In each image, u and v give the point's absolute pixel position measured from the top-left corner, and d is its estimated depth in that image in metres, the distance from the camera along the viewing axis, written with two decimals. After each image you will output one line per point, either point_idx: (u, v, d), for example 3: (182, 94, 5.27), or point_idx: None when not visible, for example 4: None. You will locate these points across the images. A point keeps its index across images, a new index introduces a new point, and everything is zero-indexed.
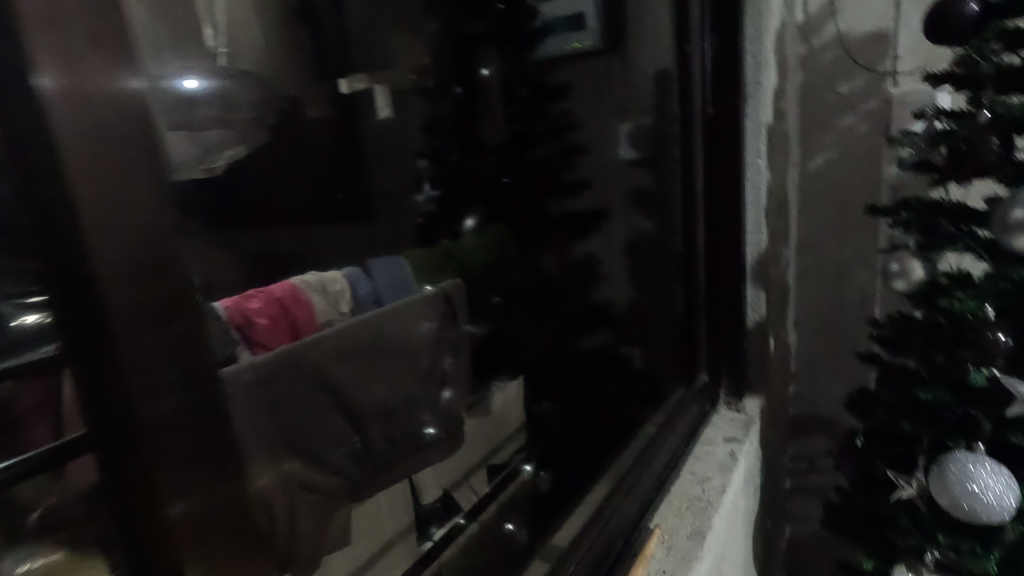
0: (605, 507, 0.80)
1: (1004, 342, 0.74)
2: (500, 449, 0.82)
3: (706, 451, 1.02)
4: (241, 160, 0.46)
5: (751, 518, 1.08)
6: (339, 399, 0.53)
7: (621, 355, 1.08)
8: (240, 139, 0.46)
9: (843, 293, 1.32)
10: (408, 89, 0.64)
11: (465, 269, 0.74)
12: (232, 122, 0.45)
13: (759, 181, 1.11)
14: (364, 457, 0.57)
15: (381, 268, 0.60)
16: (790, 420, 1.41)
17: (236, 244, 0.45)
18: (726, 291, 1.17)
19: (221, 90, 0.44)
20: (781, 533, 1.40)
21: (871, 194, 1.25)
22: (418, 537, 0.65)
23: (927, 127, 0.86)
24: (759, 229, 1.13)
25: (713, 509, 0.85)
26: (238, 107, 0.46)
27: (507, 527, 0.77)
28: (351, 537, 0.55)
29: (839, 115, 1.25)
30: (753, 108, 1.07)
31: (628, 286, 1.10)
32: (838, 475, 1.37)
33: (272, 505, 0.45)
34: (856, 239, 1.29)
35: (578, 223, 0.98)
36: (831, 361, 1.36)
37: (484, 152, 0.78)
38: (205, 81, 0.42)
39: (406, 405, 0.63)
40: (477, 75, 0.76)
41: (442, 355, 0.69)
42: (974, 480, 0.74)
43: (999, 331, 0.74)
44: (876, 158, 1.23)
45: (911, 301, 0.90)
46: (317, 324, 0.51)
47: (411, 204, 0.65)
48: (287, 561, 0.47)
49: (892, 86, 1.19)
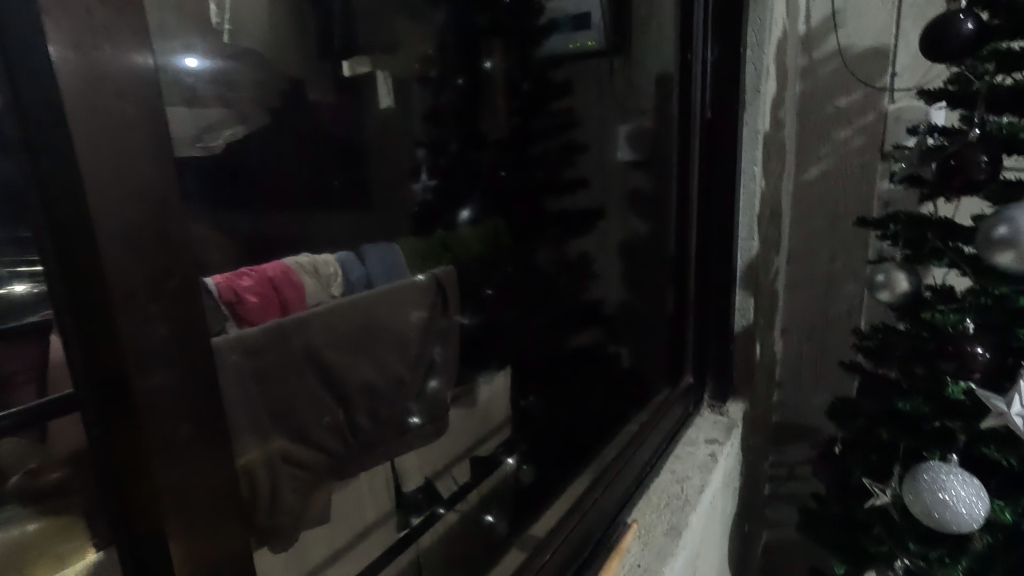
0: (585, 498, 0.85)
1: (982, 355, 0.74)
2: (484, 441, 0.82)
3: (687, 450, 1.05)
4: (239, 140, 0.46)
5: (729, 520, 1.10)
6: (326, 381, 0.53)
7: (609, 354, 1.09)
8: (239, 118, 0.46)
9: (832, 304, 1.34)
10: (411, 76, 0.64)
11: (459, 259, 0.74)
12: (231, 102, 0.46)
13: (752, 188, 1.12)
14: (348, 440, 0.57)
15: (375, 254, 0.60)
16: (773, 427, 1.43)
17: (230, 222, 0.45)
18: (716, 296, 1.19)
19: (219, 68, 0.45)
20: (758, 537, 1.42)
21: (863, 207, 1.27)
22: (397, 523, 0.66)
23: (920, 143, 0.87)
24: (751, 235, 1.15)
25: (690, 507, 0.88)
26: (237, 87, 0.46)
27: (487, 518, 0.79)
28: (331, 518, 0.56)
29: (837, 128, 1.27)
30: (751, 116, 1.09)
31: (621, 286, 1.11)
32: (817, 483, 1.38)
33: (256, 481, 0.46)
34: (847, 252, 1.30)
35: (575, 221, 0.98)
36: (816, 370, 1.38)
37: (484, 144, 0.78)
38: (207, 61, 0.43)
39: (393, 392, 0.64)
40: (480, 67, 0.76)
41: (431, 344, 0.69)
42: (944, 488, 0.76)
43: (978, 344, 0.75)
44: (870, 172, 1.25)
45: (896, 314, 0.91)
46: (307, 305, 0.51)
47: (408, 191, 0.65)
48: (270, 534, 0.48)
49: (889, 101, 1.20)
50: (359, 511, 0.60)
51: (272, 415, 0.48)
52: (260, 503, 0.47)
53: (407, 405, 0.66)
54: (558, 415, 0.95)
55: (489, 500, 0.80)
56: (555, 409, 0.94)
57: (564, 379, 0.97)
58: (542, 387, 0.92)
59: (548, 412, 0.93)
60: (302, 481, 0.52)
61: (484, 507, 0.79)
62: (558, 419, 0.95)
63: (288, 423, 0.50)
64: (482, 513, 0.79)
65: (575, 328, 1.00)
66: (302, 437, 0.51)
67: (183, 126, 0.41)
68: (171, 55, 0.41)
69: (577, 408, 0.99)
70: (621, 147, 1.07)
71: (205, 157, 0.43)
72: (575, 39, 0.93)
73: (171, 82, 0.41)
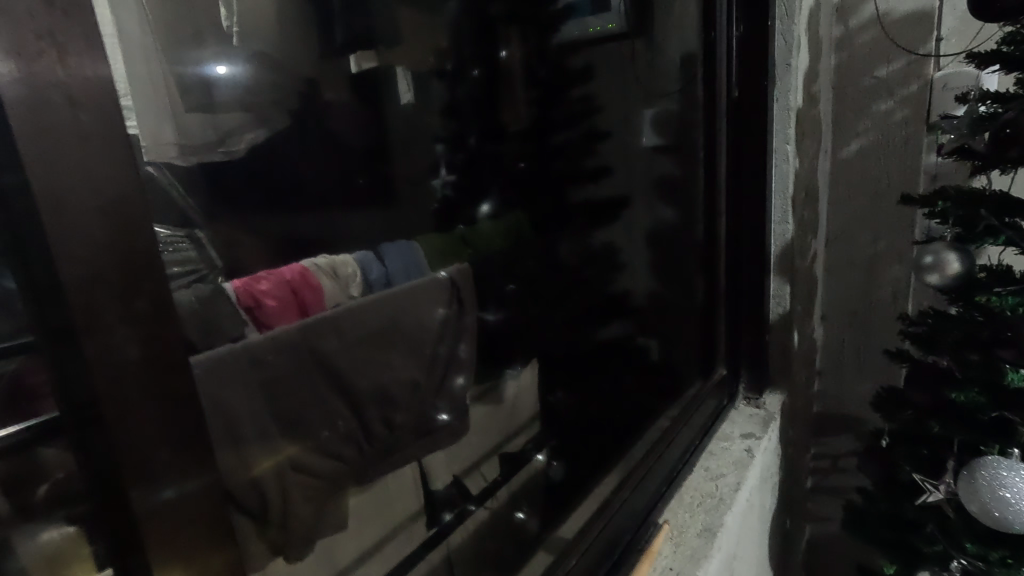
0: (617, 496, 0.84)
1: None
2: (513, 438, 0.81)
3: (721, 446, 1.02)
4: (262, 142, 0.47)
5: (769, 516, 1.07)
6: (344, 382, 0.53)
7: (639, 346, 1.06)
8: (260, 122, 0.47)
9: (874, 287, 1.27)
10: (426, 71, 0.63)
11: (481, 255, 0.73)
12: (252, 105, 0.46)
13: (786, 169, 1.07)
14: (368, 442, 0.57)
15: (394, 254, 0.59)
16: (812, 418, 1.38)
17: (256, 228, 0.46)
18: (749, 283, 1.15)
19: (233, 74, 0.45)
20: (800, 531, 1.37)
21: (907, 183, 1.20)
22: (427, 522, 0.66)
23: (971, 111, 0.81)
24: (784, 219, 1.10)
25: (725, 506, 0.85)
26: (257, 90, 0.46)
27: (518, 516, 0.78)
28: (358, 520, 0.56)
29: (876, 100, 1.20)
30: (781, 92, 1.04)
31: (649, 276, 1.08)
32: (862, 475, 1.32)
33: (269, 485, 0.47)
34: (891, 231, 1.23)
35: (600, 210, 0.96)
36: (859, 357, 1.32)
37: (503, 135, 0.77)
38: (224, 68, 0.44)
39: (417, 391, 0.63)
40: (497, 57, 0.74)
41: (455, 342, 0.69)
42: (1007, 487, 0.71)
43: None
44: (915, 145, 1.18)
45: (947, 297, 0.85)
46: (326, 307, 0.51)
47: (428, 187, 0.64)
48: (285, 536, 0.48)
49: (935, 69, 1.13)
50: (389, 511, 0.60)
51: (286, 418, 0.48)
52: (274, 509, 0.47)
53: (432, 405, 0.66)
54: (587, 410, 0.93)
55: (519, 498, 0.80)
56: (583, 404, 0.93)
57: (593, 373, 0.95)
58: (570, 382, 0.90)
59: (577, 408, 0.91)
60: (320, 485, 0.52)
61: (514, 504, 0.78)
62: (588, 414, 0.93)
63: (306, 426, 0.50)
64: (513, 511, 0.78)
65: (603, 321, 0.97)
66: (321, 439, 0.52)
67: (202, 132, 0.42)
68: (189, 65, 0.42)
69: (608, 402, 0.97)
70: (647, 132, 1.04)
71: (228, 161, 0.44)
72: (595, 22, 0.90)
73: (190, 89, 0.42)
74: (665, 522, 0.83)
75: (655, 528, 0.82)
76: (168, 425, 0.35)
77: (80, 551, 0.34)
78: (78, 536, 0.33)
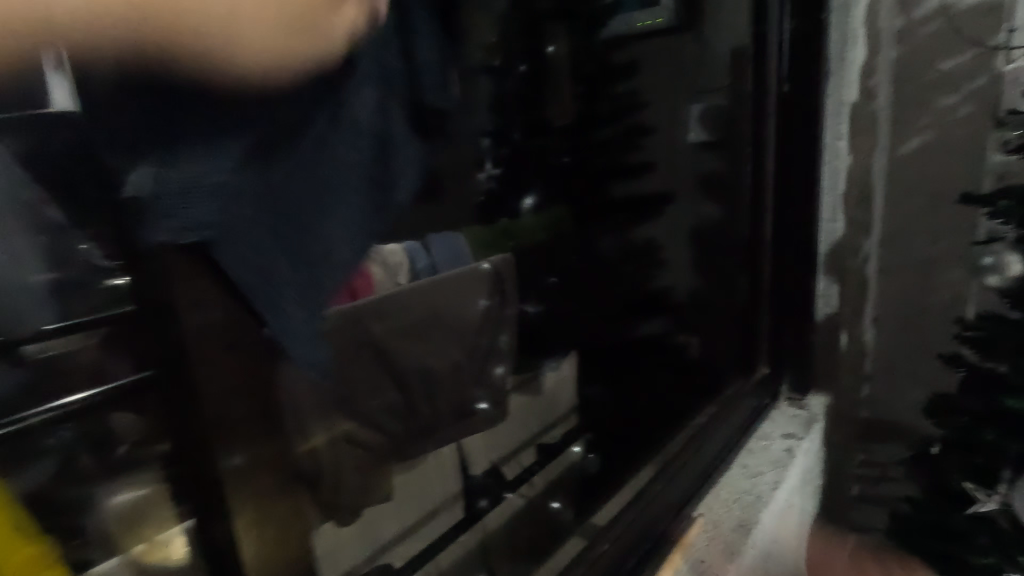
0: (649, 489, 0.83)
1: None
2: (550, 428, 0.83)
3: (762, 444, 1.00)
4: None
5: (807, 521, 1.04)
6: (386, 363, 0.56)
7: (679, 344, 1.05)
8: None
9: (931, 290, 1.22)
10: (477, 67, 0.64)
11: (523, 248, 0.75)
12: None
13: (838, 164, 1.10)
14: (406, 424, 0.59)
15: (441, 243, 0.61)
16: (860, 424, 1.33)
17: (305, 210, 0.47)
18: (794, 282, 1.14)
19: None
20: (844, 540, 1.33)
21: (971, 182, 1.14)
22: (464, 506, 0.68)
23: None
24: (834, 215, 1.13)
25: (762, 503, 0.85)
26: None
27: (553, 506, 0.79)
28: (400, 499, 0.59)
29: (940, 95, 1.14)
30: (835, 85, 1.06)
31: (691, 273, 1.07)
32: (913, 485, 1.27)
33: (319, 457, 0.51)
34: (950, 233, 1.18)
35: (644, 206, 0.96)
36: (912, 363, 1.26)
37: (548, 130, 0.78)
38: None
39: (458, 377, 0.66)
40: (544, 52, 0.75)
41: (496, 331, 0.71)
42: None
43: None
44: (981, 142, 1.12)
45: (1007, 300, 0.81)
46: (372, 289, 0.53)
47: (475, 181, 0.66)
48: (331, 508, 0.52)
49: (1005, 62, 1.07)
50: (428, 493, 0.63)
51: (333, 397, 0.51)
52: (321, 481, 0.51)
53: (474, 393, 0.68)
54: (624, 405, 0.93)
55: (553, 487, 0.81)
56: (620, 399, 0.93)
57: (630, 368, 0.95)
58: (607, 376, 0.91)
59: (614, 402, 0.92)
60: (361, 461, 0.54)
61: (549, 493, 0.80)
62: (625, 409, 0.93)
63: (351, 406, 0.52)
64: (547, 500, 0.79)
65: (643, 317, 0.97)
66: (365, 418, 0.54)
67: None
68: None
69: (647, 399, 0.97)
70: (694, 127, 1.02)
71: None
72: (644, 16, 0.90)
73: None
74: (700, 516, 0.81)
75: (690, 521, 0.80)
76: (227, 382, 0.43)
77: (165, 504, 0.42)
78: (159, 492, 0.41)
